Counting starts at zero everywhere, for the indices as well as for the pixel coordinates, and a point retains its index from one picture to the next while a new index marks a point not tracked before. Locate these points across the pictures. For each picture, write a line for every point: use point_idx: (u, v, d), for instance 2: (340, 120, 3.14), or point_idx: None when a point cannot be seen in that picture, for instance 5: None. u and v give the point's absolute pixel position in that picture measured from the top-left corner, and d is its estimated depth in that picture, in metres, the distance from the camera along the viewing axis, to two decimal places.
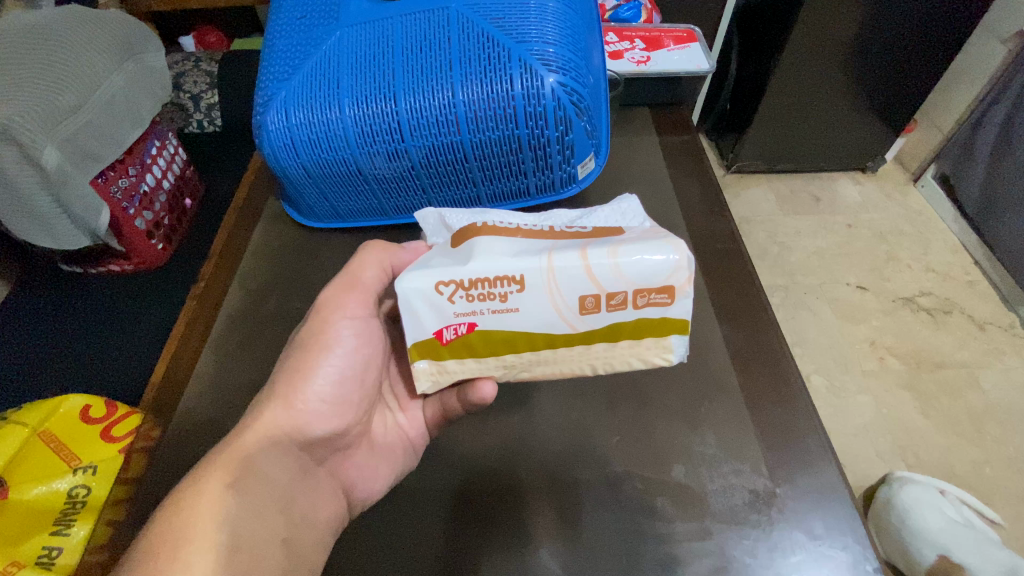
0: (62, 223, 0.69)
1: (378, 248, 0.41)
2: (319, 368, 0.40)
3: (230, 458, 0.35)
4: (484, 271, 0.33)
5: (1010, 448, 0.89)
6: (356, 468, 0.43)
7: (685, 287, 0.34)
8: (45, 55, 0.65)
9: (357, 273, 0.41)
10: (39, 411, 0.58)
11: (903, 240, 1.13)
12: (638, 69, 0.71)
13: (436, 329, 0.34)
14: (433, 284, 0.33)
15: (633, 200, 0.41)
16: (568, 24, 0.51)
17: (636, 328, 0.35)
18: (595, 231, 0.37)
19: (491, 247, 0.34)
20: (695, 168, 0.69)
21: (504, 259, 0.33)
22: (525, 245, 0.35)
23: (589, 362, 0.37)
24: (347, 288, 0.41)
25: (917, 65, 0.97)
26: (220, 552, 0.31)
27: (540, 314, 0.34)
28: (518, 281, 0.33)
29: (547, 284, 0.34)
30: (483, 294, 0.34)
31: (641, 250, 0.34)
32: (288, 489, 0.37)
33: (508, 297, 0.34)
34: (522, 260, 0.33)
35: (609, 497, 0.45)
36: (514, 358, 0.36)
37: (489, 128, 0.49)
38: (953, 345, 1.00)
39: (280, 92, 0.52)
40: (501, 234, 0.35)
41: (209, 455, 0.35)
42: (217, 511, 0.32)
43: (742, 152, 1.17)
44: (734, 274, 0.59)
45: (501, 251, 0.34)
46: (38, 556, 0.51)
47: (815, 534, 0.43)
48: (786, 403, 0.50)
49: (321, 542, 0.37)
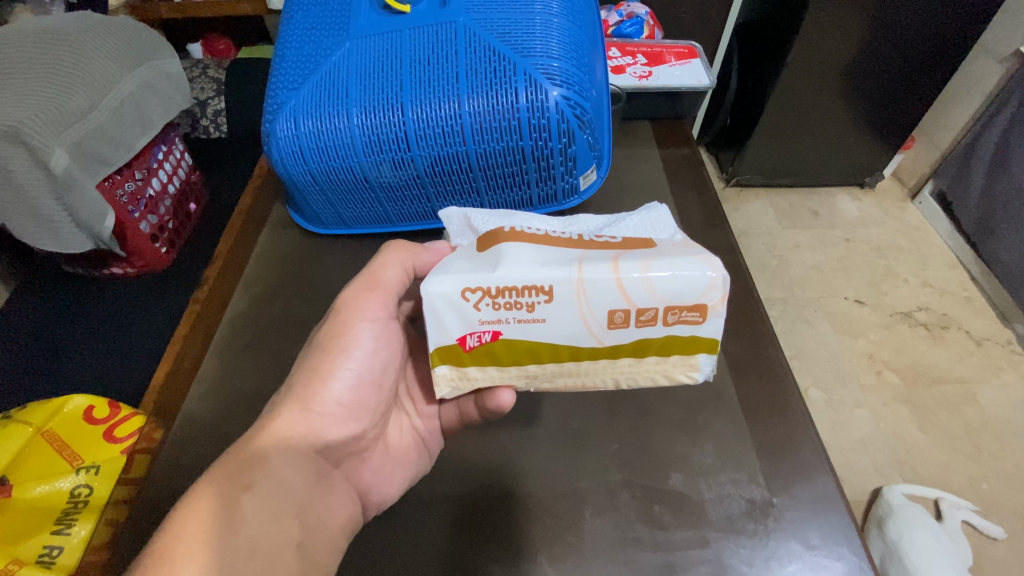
0: (67, 227, 0.69)
1: (400, 248, 0.42)
2: (338, 372, 0.41)
3: (245, 457, 0.36)
4: (512, 280, 0.34)
5: (1008, 464, 0.89)
6: (371, 473, 0.44)
7: (717, 307, 0.35)
8: (56, 60, 0.66)
9: (378, 273, 0.42)
10: (44, 410, 0.59)
11: (900, 255, 1.15)
12: (640, 83, 0.72)
13: (460, 335, 0.35)
14: (460, 289, 0.34)
15: (662, 210, 0.42)
16: (572, 40, 0.52)
17: (664, 345, 0.36)
18: (625, 242, 0.37)
19: (520, 255, 0.34)
20: (696, 181, 0.70)
21: (533, 269, 0.34)
22: (555, 254, 0.35)
23: (612, 376, 0.38)
24: (368, 288, 0.42)
25: (913, 87, 0.99)
26: (233, 556, 0.31)
27: (568, 329, 0.35)
28: (547, 295, 0.34)
29: (578, 300, 0.34)
30: (510, 303, 0.34)
31: (675, 267, 0.34)
32: (305, 493, 0.37)
33: (534, 311, 0.34)
34: (552, 270, 0.34)
35: (608, 504, 0.45)
36: (537, 369, 0.37)
37: (494, 139, 0.50)
38: (951, 360, 1.01)
39: (290, 100, 0.53)
40: (528, 241, 0.35)
41: (223, 454, 0.36)
42: (231, 514, 0.33)
43: (741, 166, 1.18)
44: (735, 287, 0.60)
45: (530, 259, 0.34)
46: (38, 555, 0.51)
47: (811, 544, 0.43)
48: (785, 414, 0.50)
49: (335, 545, 0.38)
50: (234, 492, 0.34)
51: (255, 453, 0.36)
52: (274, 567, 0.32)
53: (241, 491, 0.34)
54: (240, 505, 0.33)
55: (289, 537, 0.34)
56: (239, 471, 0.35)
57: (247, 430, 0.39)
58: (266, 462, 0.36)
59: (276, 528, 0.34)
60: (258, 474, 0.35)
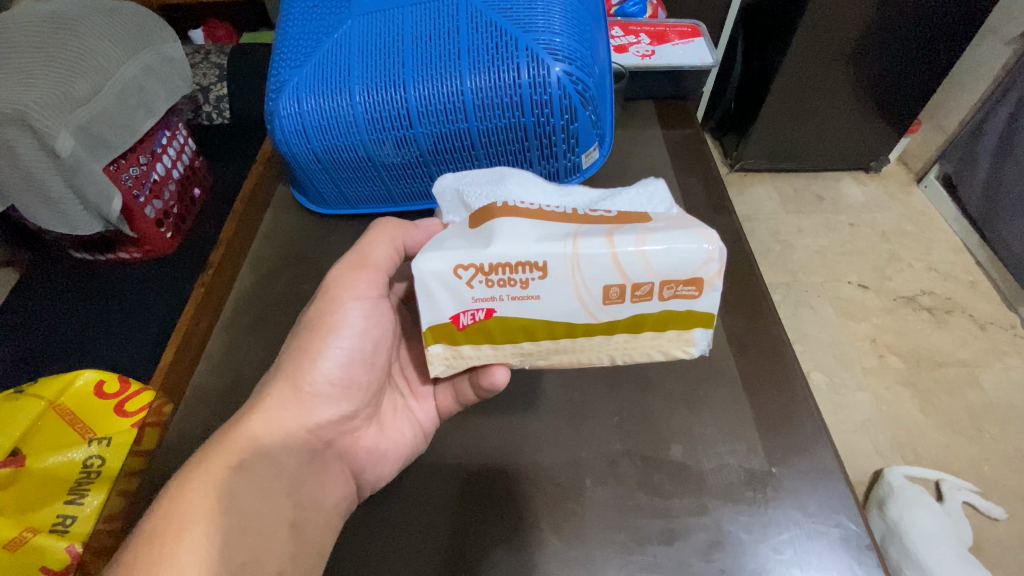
0: (75, 209, 0.70)
1: (389, 226, 0.42)
2: (327, 352, 0.41)
3: (237, 440, 0.37)
4: (505, 257, 0.34)
5: (1009, 446, 0.90)
6: (364, 453, 0.44)
7: (714, 280, 0.35)
8: (61, 46, 0.66)
9: (367, 251, 0.42)
10: (54, 385, 0.61)
11: (905, 240, 1.14)
12: (643, 62, 0.71)
13: (454, 313, 0.35)
14: (452, 267, 0.34)
15: (660, 184, 0.41)
16: (574, 15, 0.52)
17: (661, 320, 0.36)
18: (621, 216, 0.37)
19: (513, 231, 0.34)
20: (697, 162, 0.70)
21: (526, 245, 0.34)
22: (549, 229, 0.35)
23: (608, 353, 0.38)
24: (357, 267, 0.42)
25: (919, 69, 0.98)
26: (230, 532, 0.33)
27: (562, 305, 0.35)
28: (541, 271, 0.34)
29: (573, 275, 0.34)
30: (504, 280, 0.34)
31: (672, 241, 0.34)
32: (296, 473, 0.39)
33: (528, 287, 0.35)
34: (546, 245, 0.34)
35: (609, 474, 0.46)
36: (532, 347, 0.37)
37: (496, 116, 0.50)
38: (954, 344, 1.01)
39: (291, 79, 0.53)
40: (523, 215, 0.35)
41: (214, 437, 0.37)
42: (224, 494, 0.34)
43: (745, 150, 1.17)
44: (736, 266, 0.60)
45: (523, 234, 0.34)
46: (52, 524, 0.54)
47: (809, 512, 0.44)
48: (785, 389, 0.50)
49: (329, 524, 0.39)
50: (225, 474, 0.35)
51: (247, 437, 0.37)
52: (266, 547, 0.34)
53: (232, 472, 0.35)
54: (231, 485, 0.35)
55: (284, 511, 0.36)
56: (229, 456, 0.36)
57: (237, 412, 0.39)
58: (257, 445, 0.37)
59: (269, 504, 0.36)
60: (253, 454, 0.37)
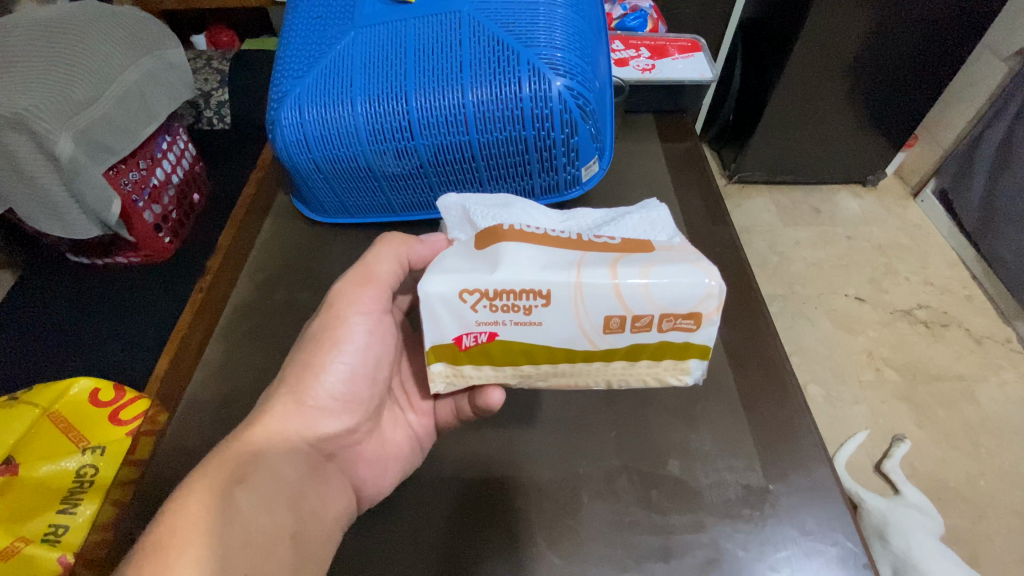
0: (72, 212, 0.70)
1: (395, 241, 0.42)
2: (330, 366, 0.41)
3: (236, 453, 0.37)
4: (510, 283, 0.34)
5: (1005, 461, 0.90)
6: (364, 466, 0.44)
7: (712, 315, 0.35)
8: (62, 51, 0.67)
9: (370, 266, 0.41)
10: (49, 392, 0.61)
11: (901, 253, 1.15)
12: (643, 76, 0.72)
13: (456, 335, 0.35)
14: (457, 291, 0.34)
15: (662, 210, 0.41)
16: (576, 30, 0.53)
17: (657, 350, 0.36)
18: (624, 244, 0.37)
19: (519, 257, 0.34)
20: (697, 175, 0.70)
21: (532, 272, 0.34)
22: (555, 256, 0.35)
23: (606, 377, 0.38)
24: (362, 282, 0.42)
25: (916, 84, 0.99)
26: (233, 544, 0.32)
27: (560, 333, 0.35)
28: (543, 299, 0.34)
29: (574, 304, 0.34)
30: (507, 306, 0.34)
31: (674, 275, 0.34)
32: (297, 485, 0.38)
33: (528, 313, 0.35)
34: (551, 273, 0.34)
35: (606, 489, 0.46)
36: (531, 369, 0.37)
37: (497, 129, 0.51)
38: (950, 358, 1.01)
39: (294, 89, 0.53)
40: (528, 241, 0.35)
41: (212, 452, 0.37)
42: (226, 507, 0.33)
43: (743, 162, 1.18)
44: (734, 279, 0.60)
45: (528, 260, 0.34)
46: (44, 534, 0.53)
47: (806, 530, 0.44)
48: (783, 404, 0.50)
49: (329, 536, 0.39)
50: (228, 486, 0.34)
51: (248, 448, 0.37)
52: (267, 559, 0.33)
53: (234, 485, 0.35)
54: (235, 500, 0.34)
55: (284, 523, 0.36)
56: (232, 468, 0.35)
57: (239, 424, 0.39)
58: (257, 457, 0.37)
59: (269, 517, 0.35)
60: (254, 469, 0.36)
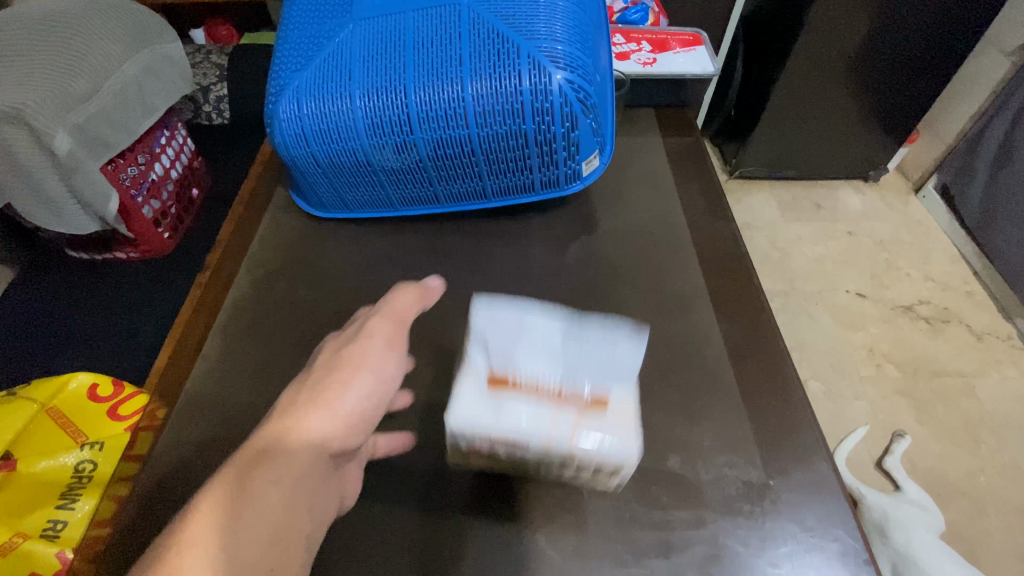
0: (71, 207, 0.70)
1: (416, 290, 0.40)
2: (353, 381, 0.34)
3: (257, 458, 0.30)
4: (471, 356, 0.37)
5: (1005, 457, 0.90)
6: (352, 481, 0.39)
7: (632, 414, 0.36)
8: (60, 46, 0.66)
9: (397, 301, 0.39)
10: (48, 387, 0.60)
11: (902, 249, 1.14)
12: (644, 70, 0.71)
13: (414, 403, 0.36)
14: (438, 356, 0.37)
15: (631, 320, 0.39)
16: (577, 23, 0.52)
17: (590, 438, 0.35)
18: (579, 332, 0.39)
19: (483, 334, 0.38)
20: (697, 170, 0.70)
21: (491, 350, 0.38)
22: (514, 337, 0.38)
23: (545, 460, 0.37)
24: (392, 314, 0.38)
25: (919, 79, 0.98)
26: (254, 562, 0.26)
27: (526, 422, 0.35)
28: (509, 379, 0.36)
29: (537, 387, 0.36)
30: (464, 378, 0.37)
31: (610, 363, 0.37)
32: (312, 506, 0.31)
33: (497, 395, 0.36)
34: (505, 351, 0.37)
35: (606, 485, 0.45)
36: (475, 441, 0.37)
37: (497, 123, 0.50)
38: (951, 354, 1.01)
39: (292, 83, 0.53)
40: (495, 318, 0.39)
41: (234, 456, 0.30)
42: (241, 514, 0.27)
43: (745, 158, 1.17)
44: (735, 275, 0.60)
45: (488, 337, 0.38)
46: (43, 529, 0.53)
47: (807, 526, 0.44)
48: (783, 400, 0.50)
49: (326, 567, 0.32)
50: (253, 478, 0.28)
51: (270, 448, 0.30)
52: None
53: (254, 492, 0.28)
54: (261, 514, 0.27)
55: (302, 538, 0.29)
56: (258, 467, 0.29)
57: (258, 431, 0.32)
58: (278, 462, 0.30)
59: (295, 529, 0.28)
60: (284, 476, 0.29)
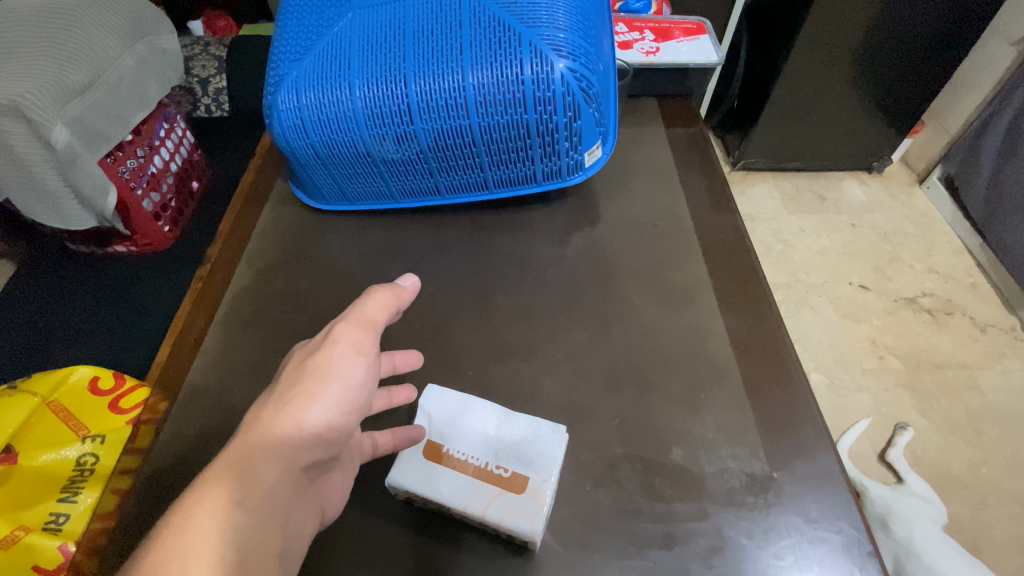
0: (69, 201, 0.69)
1: (387, 294, 0.40)
2: (320, 391, 0.35)
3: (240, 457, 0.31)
4: (435, 420, 0.46)
5: (1009, 449, 0.89)
6: (335, 492, 0.39)
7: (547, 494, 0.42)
8: (55, 36, 0.66)
9: (365, 309, 0.38)
10: (49, 380, 0.61)
11: (906, 241, 1.14)
12: (648, 59, 0.71)
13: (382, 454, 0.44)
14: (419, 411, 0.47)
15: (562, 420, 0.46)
16: (579, 10, 0.52)
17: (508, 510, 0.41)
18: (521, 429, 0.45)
19: (448, 409, 0.47)
20: (700, 161, 0.69)
21: (453, 416, 0.46)
22: (470, 428, 0.46)
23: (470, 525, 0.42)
24: (360, 324, 0.38)
25: (924, 69, 0.97)
26: (223, 567, 0.27)
27: (449, 490, 0.42)
28: (443, 451, 0.44)
29: (464, 463, 0.44)
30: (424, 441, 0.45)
31: (539, 449, 0.44)
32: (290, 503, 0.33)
33: (431, 462, 0.44)
34: (462, 427, 0.46)
35: (609, 477, 0.45)
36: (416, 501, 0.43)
37: (498, 113, 0.50)
38: (954, 346, 1.00)
39: (291, 73, 0.52)
40: (459, 405, 0.47)
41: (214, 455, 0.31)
42: (226, 515, 0.28)
43: (747, 149, 1.17)
44: (738, 266, 0.59)
45: (450, 414, 0.46)
46: (45, 522, 0.54)
47: (810, 517, 0.44)
48: (787, 392, 0.50)
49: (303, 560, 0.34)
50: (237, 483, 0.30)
51: (253, 449, 0.31)
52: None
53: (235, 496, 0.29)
54: (233, 520, 0.29)
55: (272, 545, 0.30)
56: (231, 474, 0.30)
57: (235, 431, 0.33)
58: (260, 462, 0.31)
59: (267, 535, 0.30)
60: (257, 484, 0.30)
